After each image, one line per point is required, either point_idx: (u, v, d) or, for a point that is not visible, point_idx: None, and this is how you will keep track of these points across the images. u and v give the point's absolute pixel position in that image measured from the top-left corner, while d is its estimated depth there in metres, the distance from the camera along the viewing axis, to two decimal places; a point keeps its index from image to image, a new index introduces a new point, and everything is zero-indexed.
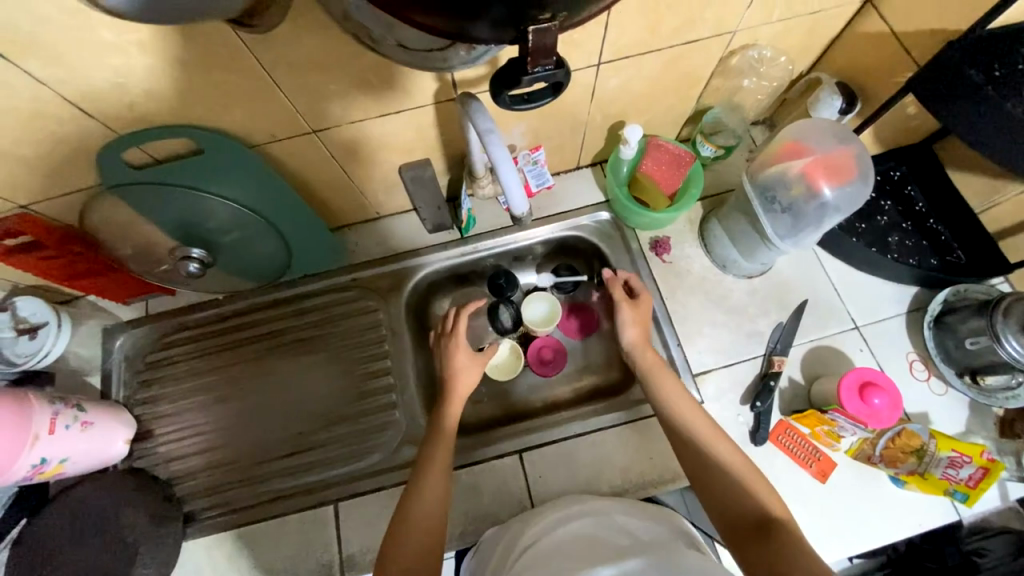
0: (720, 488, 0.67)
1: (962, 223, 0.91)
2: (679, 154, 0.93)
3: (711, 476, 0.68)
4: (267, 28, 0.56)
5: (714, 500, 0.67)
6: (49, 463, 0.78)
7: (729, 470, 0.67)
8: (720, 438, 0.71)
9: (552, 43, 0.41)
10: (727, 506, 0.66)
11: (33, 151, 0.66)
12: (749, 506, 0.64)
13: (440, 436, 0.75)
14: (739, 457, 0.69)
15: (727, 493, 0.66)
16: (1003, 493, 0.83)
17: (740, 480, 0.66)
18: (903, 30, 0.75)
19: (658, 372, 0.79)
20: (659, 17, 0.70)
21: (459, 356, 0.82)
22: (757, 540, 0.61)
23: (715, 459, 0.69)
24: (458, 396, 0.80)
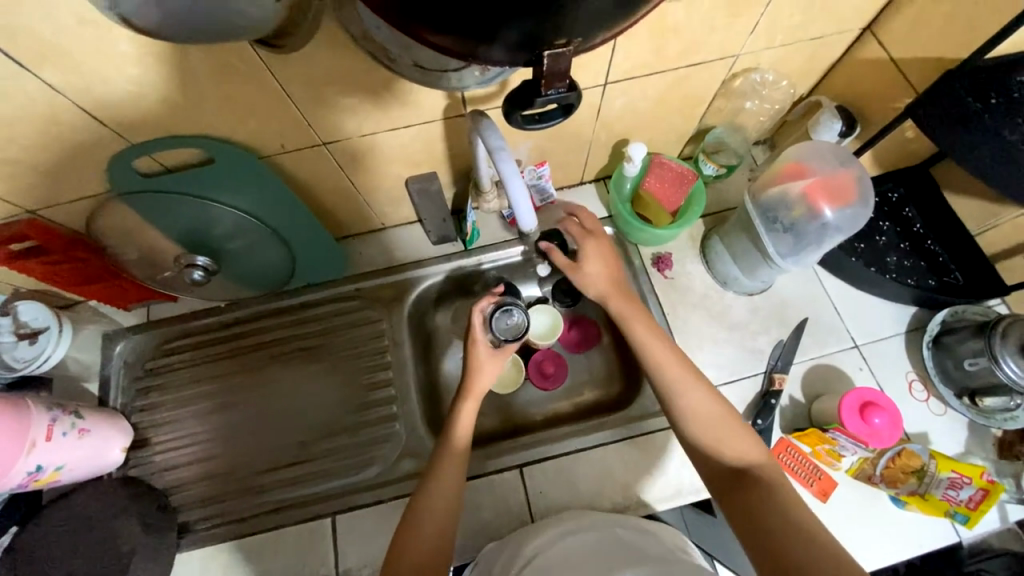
0: (698, 437, 0.71)
1: (960, 245, 0.92)
2: (682, 172, 0.95)
3: (689, 425, 0.72)
4: (292, 49, 0.59)
5: (693, 448, 0.71)
6: (44, 471, 0.77)
7: (703, 416, 0.71)
8: (694, 382, 0.73)
9: (567, 67, 0.42)
10: (704, 454, 0.70)
11: (46, 157, 0.66)
12: (726, 455, 0.69)
13: (451, 450, 0.75)
14: (713, 401, 0.72)
15: (703, 439, 0.70)
16: (1002, 515, 0.82)
17: (716, 430, 0.70)
18: (901, 57, 0.77)
19: (626, 314, 0.80)
20: (665, 40, 0.72)
21: (481, 352, 0.81)
22: (733, 486, 0.66)
23: (691, 409, 0.72)
24: (473, 398, 0.79)
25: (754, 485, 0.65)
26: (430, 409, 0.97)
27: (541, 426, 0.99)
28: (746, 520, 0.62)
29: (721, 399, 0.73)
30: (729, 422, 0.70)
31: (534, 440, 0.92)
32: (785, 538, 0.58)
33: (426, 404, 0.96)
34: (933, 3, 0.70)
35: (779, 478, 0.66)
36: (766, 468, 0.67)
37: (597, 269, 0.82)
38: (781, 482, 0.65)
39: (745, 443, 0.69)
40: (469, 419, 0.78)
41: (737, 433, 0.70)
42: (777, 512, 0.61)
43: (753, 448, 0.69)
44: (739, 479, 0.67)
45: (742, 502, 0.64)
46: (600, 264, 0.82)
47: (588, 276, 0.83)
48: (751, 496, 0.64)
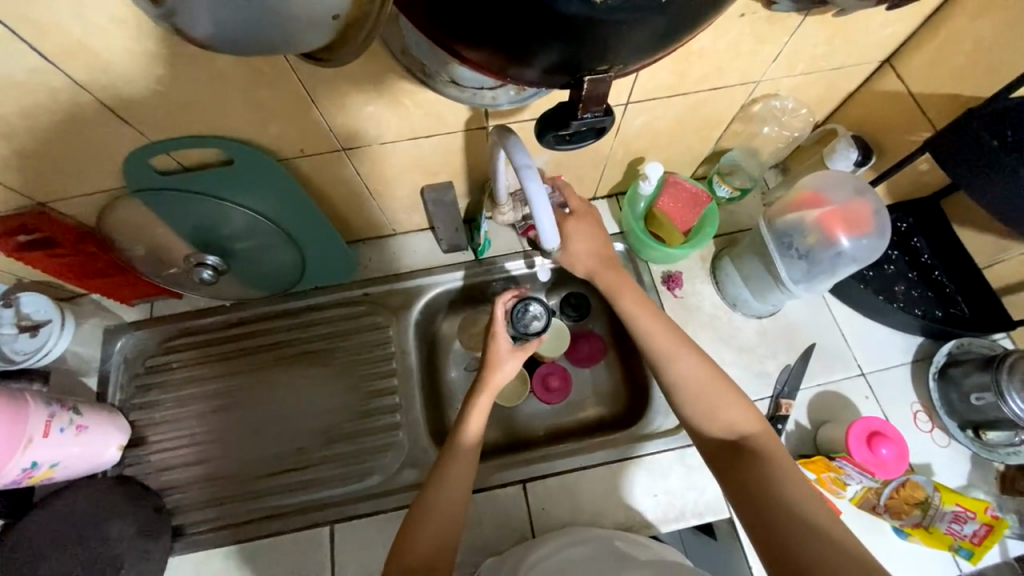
0: (691, 408, 0.70)
1: (968, 278, 0.93)
2: (695, 192, 0.95)
3: (685, 395, 0.71)
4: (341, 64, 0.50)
5: (689, 423, 0.71)
6: (39, 468, 0.75)
7: (694, 383, 0.71)
8: (683, 350, 0.73)
9: (605, 92, 0.42)
10: (699, 426, 0.70)
11: (60, 151, 0.65)
12: (719, 425, 0.69)
13: (461, 449, 0.75)
14: (703, 367, 0.72)
15: (698, 407, 0.70)
16: (1003, 550, 0.83)
17: (707, 399, 0.70)
18: (919, 91, 0.78)
19: (614, 285, 0.80)
20: (690, 63, 0.72)
21: (501, 342, 0.81)
22: (730, 457, 0.67)
23: (679, 377, 0.72)
24: (486, 392, 0.79)
25: (750, 455, 0.65)
26: (433, 419, 0.96)
27: (544, 440, 0.98)
28: (743, 493, 0.63)
29: (712, 364, 0.72)
30: (718, 388, 0.70)
31: (536, 455, 0.90)
32: (782, 510, 0.60)
33: (430, 415, 0.95)
34: (954, 42, 0.72)
35: (774, 445, 0.66)
36: (762, 437, 0.67)
37: (583, 248, 0.81)
38: (778, 453, 0.66)
39: (739, 410, 0.69)
40: (484, 415, 0.78)
41: (731, 402, 0.69)
42: (772, 488, 0.62)
43: (748, 416, 0.68)
44: (735, 450, 0.67)
45: (738, 472, 0.65)
46: (584, 242, 0.81)
47: (573, 255, 0.82)
48: (746, 465, 0.65)
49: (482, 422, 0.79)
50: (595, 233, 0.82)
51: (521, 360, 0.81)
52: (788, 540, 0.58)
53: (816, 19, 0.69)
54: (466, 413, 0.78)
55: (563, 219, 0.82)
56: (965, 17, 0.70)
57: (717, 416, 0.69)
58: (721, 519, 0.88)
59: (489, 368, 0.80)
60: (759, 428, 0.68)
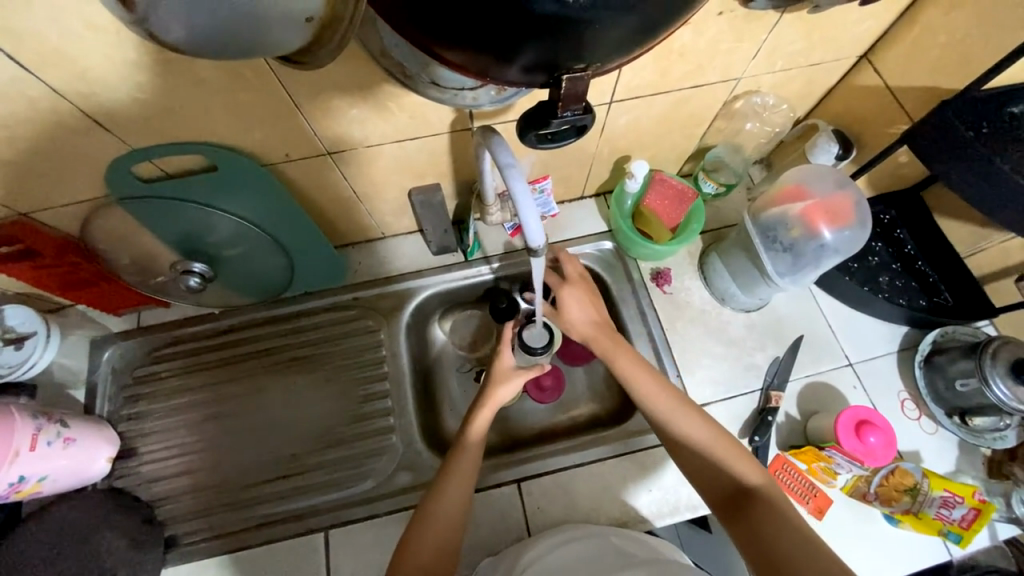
0: (697, 464, 0.72)
1: (951, 267, 0.94)
2: (682, 190, 0.96)
3: (691, 452, 0.72)
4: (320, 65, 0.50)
5: (696, 475, 0.72)
6: (27, 482, 0.74)
7: (699, 440, 0.72)
8: (684, 408, 0.74)
9: (583, 90, 0.42)
10: (707, 479, 0.71)
11: (40, 161, 0.65)
12: (726, 479, 0.69)
13: (466, 445, 0.76)
14: (705, 429, 0.72)
15: (702, 465, 0.71)
16: (992, 534, 0.84)
17: (712, 453, 0.71)
18: (895, 84, 0.80)
19: (610, 351, 0.80)
20: (671, 61, 0.73)
21: (507, 355, 0.85)
22: (735, 511, 0.67)
23: (686, 437, 0.72)
24: (491, 402, 0.79)
25: (757, 504, 0.66)
26: (427, 421, 0.95)
27: (537, 439, 0.98)
28: (752, 545, 0.63)
29: (715, 424, 0.73)
30: (726, 444, 0.71)
31: (531, 454, 0.90)
32: (791, 562, 0.59)
33: (423, 417, 0.95)
34: (928, 35, 0.73)
35: (780, 497, 0.67)
36: (770, 487, 0.68)
37: (580, 315, 0.83)
38: (784, 502, 0.66)
39: (747, 462, 0.69)
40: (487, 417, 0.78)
41: (736, 455, 0.70)
42: (780, 539, 0.62)
43: (750, 470, 0.69)
44: (740, 500, 0.68)
45: (743, 525, 0.65)
46: (582, 309, 0.83)
47: (571, 322, 0.84)
48: (751, 514, 0.65)
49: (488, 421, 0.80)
50: (593, 300, 0.85)
51: (523, 381, 0.82)
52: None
53: (793, 16, 0.70)
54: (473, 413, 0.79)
55: (558, 286, 0.85)
56: (937, 11, 0.72)
57: (723, 471, 0.70)
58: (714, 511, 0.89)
59: (494, 382, 0.81)
60: (763, 479, 0.68)
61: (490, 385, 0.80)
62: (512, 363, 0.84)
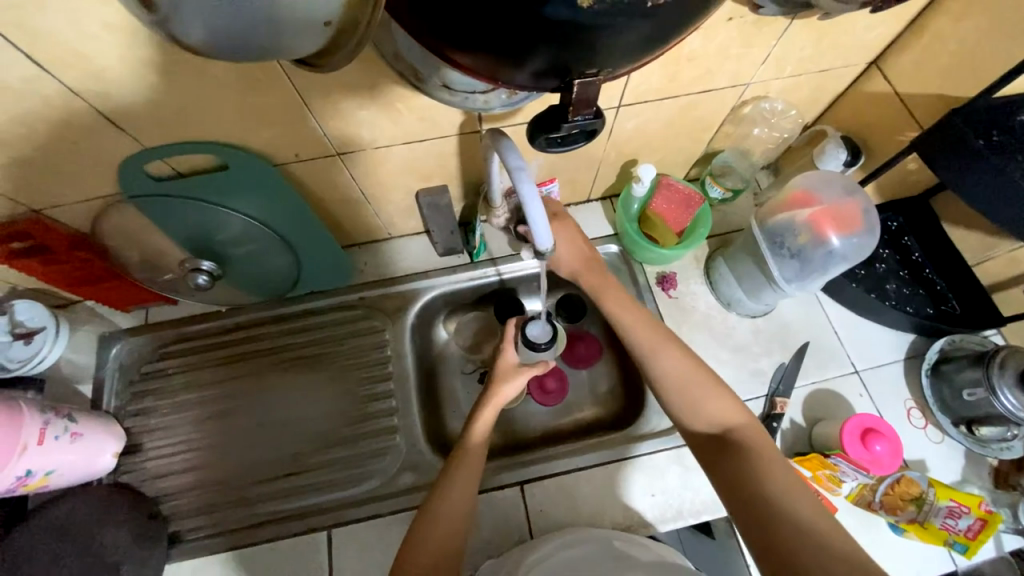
0: (676, 403, 0.72)
1: (959, 276, 0.94)
2: (688, 194, 0.96)
3: (670, 389, 0.72)
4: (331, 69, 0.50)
5: (676, 414, 0.72)
6: (34, 476, 0.75)
7: (678, 380, 0.72)
8: (666, 346, 0.74)
9: (594, 95, 0.43)
10: (687, 421, 0.71)
11: (53, 158, 0.66)
12: (706, 419, 0.70)
13: (468, 451, 0.76)
14: (685, 365, 0.72)
15: (678, 405, 0.71)
16: (998, 545, 0.83)
17: (692, 392, 0.71)
18: (906, 92, 0.80)
19: (596, 286, 0.82)
20: (680, 66, 0.73)
21: (508, 354, 0.84)
22: (715, 453, 0.67)
23: (666, 375, 0.72)
24: (493, 405, 0.79)
25: (733, 445, 0.66)
26: (431, 422, 0.96)
27: (540, 442, 0.98)
28: (730, 485, 0.64)
29: (696, 360, 0.73)
30: (707, 384, 0.71)
31: (533, 457, 0.90)
32: (768, 503, 0.60)
33: (427, 418, 0.95)
34: (938, 43, 0.73)
35: (756, 435, 0.67)
36: (750, 426, 0.68)
37: (567, 251, 0.83)
38: (761, 440, 0.67)
39: (723, 402, 0.69)
40: (488, 423, 0.79)
41: (715, 395, 0.70)
42: (760, 479, 0.62)
43: (733, 410, 0.69)
44: (721, 443, 0.68)
45: (717, 464, 0.66)
46: (569, 246, 0.83)
47: (558, 258, 0.84)
48: (727, 455, 0.66)
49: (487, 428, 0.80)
50: (579, 237, 0.84)
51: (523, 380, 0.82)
52: (777, 536, 0.57)
53: (803, 22, 0.70)
54: (476, 412, 0.79)
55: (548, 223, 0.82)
56: (948, 19, 0.71)
57: (703, 411, 0.70)
58: (718, 518, 0.88)
59: (496, 381, 0.81)
60: (743, 419, 0.69)
61: (492, 386, 0.81)
62: (515, 360, 0.84)
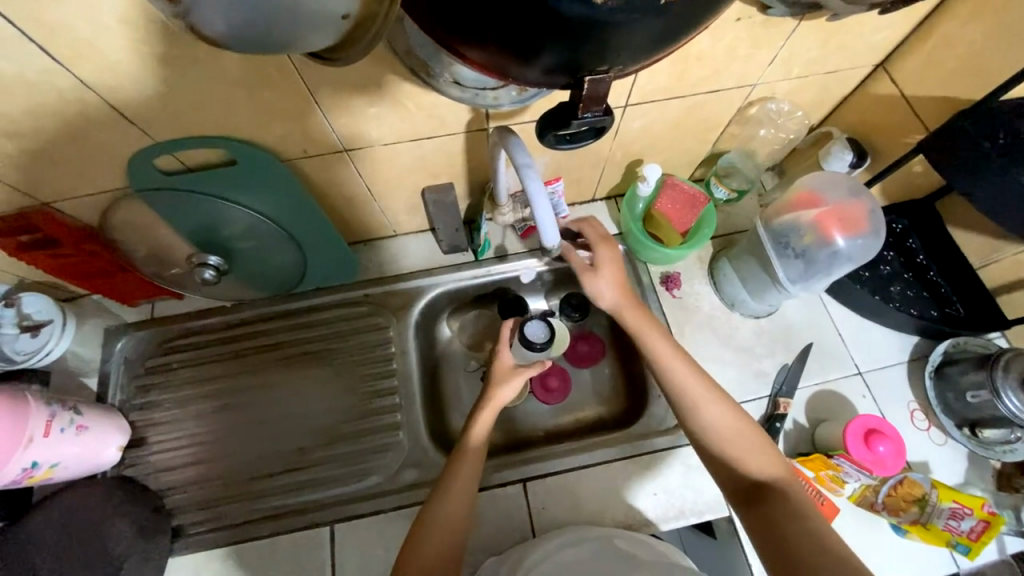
0: (718, 454, 0.71)
1: (963, 279, 0.94)
2: (693, 194, 0.96)
3: (714, 442, 0.72)
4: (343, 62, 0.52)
5: (715, 463, 0.72)
6: (39, 468, 0.75)
7: (721, 431, 0.71)
8: (713, 396, 0.73)
9: (604, 92, 0.43)
10: (725, 471, 0.71)
11: (64, 152, 0.66)
12: (745, 470, 0.69)
13: (469, 448, 0.76)
14: (731, 418, 0.72)
15: (719, 457, 0.71)
16: (1000, 547, 0.83)
17: (736, 445, 0.71)
18: (912, 94, 0.80)
19: (640, 325, 0.79)
20: (688, 66, 0.73)
21: (503, 356, 0.84)
22: (753, 502, 0.67)
23: (706, 424, 0.72)
24: (490, 407, 0.80)
25: (773, 494, 0.66)
26: (434, 419, 0.96)
27: (543, 440, 0.98)
28: (768, 534, 0.63)
29: (741, 414, 0.73)
30: (750, 436, 0.71)
31: (536, 454, 0.90)
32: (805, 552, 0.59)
33: (430, 415, 0.95)
34: (946, 45, 0.73)
35: (798, 490, 0.67)
36: (791, 483, 0.68)
37: (609, 284, 0.82)
38: (801, 495, 0.67)
39: (764, 457, 0.70)
40: (486, 426, 0.79)
41: (757, 448, 0.70)
42: (801, 529, 0.62)
43: (774, 465, 0.69)
44: (759, 492, 0.67)
45: (756, 512, 0.65)
46: (615, 279, 0.82)
47: (599, 290, 0.82)
48: (766, 503, 0.66)
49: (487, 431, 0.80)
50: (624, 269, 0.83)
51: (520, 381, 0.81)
52: None
53: (811, 23, 0.70)
54: (475, 413, 0.80)
55: (598, 242, 0.84)
56: (956, 21, 0.72)
57: (745, 463, 0.70)
58: (720, 518, 0.88)
59: (494, 383, 0.81)
60: (784, 473, 0.69)
61: (489, 388, 0.81)
62: (513, 362, 0.84)
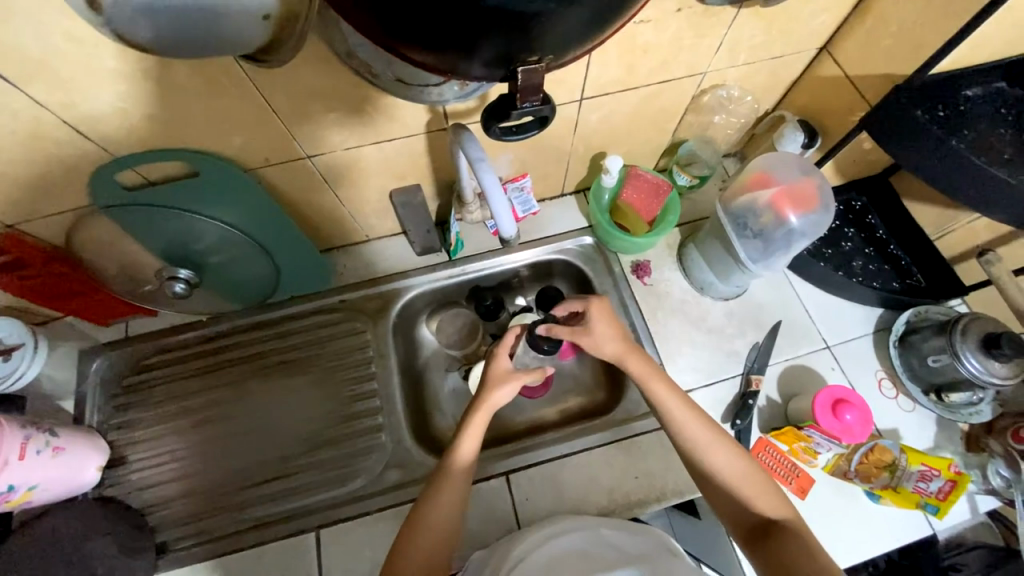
0: (725, 495, 0.71)
1: (921, 250, 0.97)
2: (656, 183, 0.99)
3: (722, 483, 0.71)
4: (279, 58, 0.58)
5: (722, 504, 0.72)
6: (17, 491, 0.74)
7: (732, 476, 0.71)
8: (717, 439, 0.73)
9: (539, 82, 0.44)
10: (731, 511, 0.71)
11: (23, 172, 0.67)
12: (752, 511, 0.69)
13: (453, 469, 0.74)
14: (735, 459, 0.72)
15: (727, 499, 0.71)
16: (972, 506, 0.86)
17: (742, 486, 0.70)
18: (854, 74, 0.83)
19: (643, 374, 0.77)
20: (637, 57, 0.76)
21: (500, 361, 0.83)
22: (761, 542, 0.68)
23: (710, 468, 0.72)
24: (485, 409, 0.78)
25: (788, 542, 0.66)
26: (416, 419, 0.97)
27: (526, 433, 0.99)
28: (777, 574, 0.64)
29: (744, 453, 0.73)
30: (755, 478, 0.71)
31: (519, 445, 0.92)
32: None
33: (413, 415, 0.96)
34: (881, 25, 0.76)
35: (810, 532, 0.67)
36: (798, 521, 0.68)
37: (609, 330, 0.79)
38: (808, 531, 0.67)
39: (773, 499, 0.70)
40: (476, 438, 0.76)
41: (765, 488, 0.71)
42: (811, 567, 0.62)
43: (780, 505, 0.70)
44: (765, 530, 0.68)
45: (773, 558, 0.65)
46: (611, 325, 0.79)
47: (598, 339, 0.79)
48: (779, 548, 0.66)
49: (475, 447, 0.77)
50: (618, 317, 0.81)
51: (517, 384, 0.80)
52: None
53: (750, 10, 0.73)
54: (464, 427, 0.77)
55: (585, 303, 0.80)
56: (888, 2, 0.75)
57: (752, 504, 0.70)
58: (699, 496, 0.90)
59: (490, 385, 0.80)
60: (789, 512, 0.69)
61: (483, 391, 0.79)
62: (508, 367, 0.83)
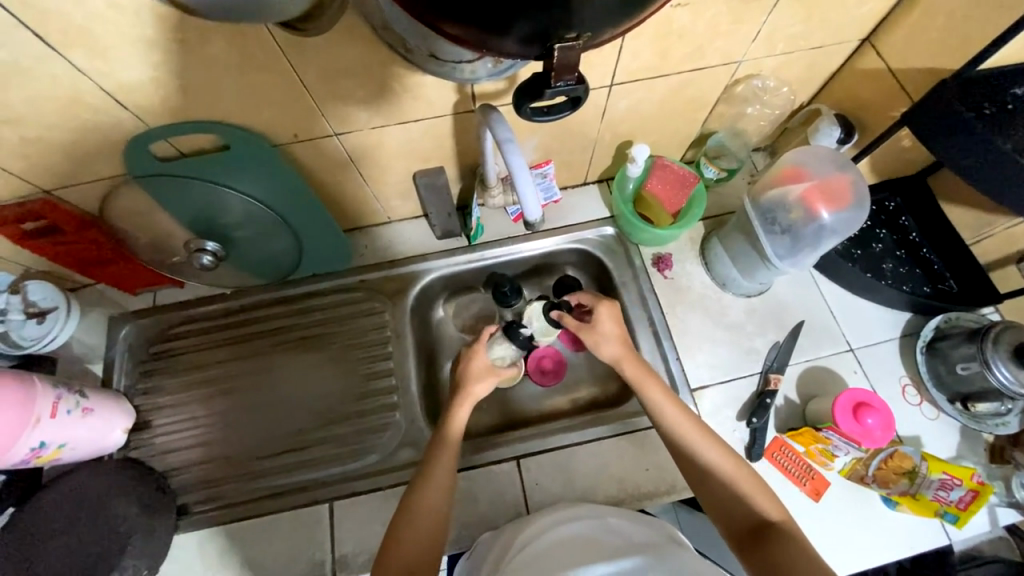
0: (721, 495, 0.70)
1: (955, 254, 0.94)
2: (684, 174, 0.98)
3: (716, 481, 0.71)
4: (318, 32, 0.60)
5: (715, 505, 0.71)
6: (47, 448, 0.77)
7: (725, 474, 0.71)
8: (708, 436, 0.73)
9: (575, 61, 0.43)
10: (724, 513, 0.70)
11: (64, 139, 0.68)
12: (743, 512, 0.68)
13: (448, 437, 0.77)
14: (728, 460, 0.72)
15: (721, 499, 0.70)
16: (992, 519, 0.84)
17: (735, 487, 0.70)
18: (897, 68, 0.80)
19: (641, 378, 0.78)
20: (669, 43, 0.74)
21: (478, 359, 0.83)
22: (752, 546, 0.66)
23: (708, 467, 0.71)
24: (466, 398, 0.80)
25: (778, 539, 0.65)
26: (430, 400, 0.98)
27: (537, 421, 1.00)
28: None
29: (737, 458, 0.73)
30: (747, 479, 0.70)
31: (530, 433, 0.92)
32: None
33: (427, 395, 0.97)
34: (929, 16, 0.73)
35: (802, 534, 0.65)
36: (790, 524, 0.67)
37: (613, 329, 0.81)
38: (801, 534, 0.66)
39: (767, 498, 0.69)
40: (464, 421, 0.79)
41: (757, 490, 0.70)
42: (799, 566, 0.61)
43: (773, 506, 0.68)
44: (758, 535, 0.66)
45: (762, 563, 0.63)
46: (615, 326, 0.81)
47: (600, 337, 0.81)
48: (771, 551, 0.64)
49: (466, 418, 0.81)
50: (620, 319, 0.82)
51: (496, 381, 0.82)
52: None
53: None
54: (456, 409, 0.79)
55: (597, 300, 0.83)
56: None
57: (745, 505, 0.69)
58: None
59: (467, 381, 0.81)
60: (783, 515, 0.68)
61: (463, 386, 0.81)
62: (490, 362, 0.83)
